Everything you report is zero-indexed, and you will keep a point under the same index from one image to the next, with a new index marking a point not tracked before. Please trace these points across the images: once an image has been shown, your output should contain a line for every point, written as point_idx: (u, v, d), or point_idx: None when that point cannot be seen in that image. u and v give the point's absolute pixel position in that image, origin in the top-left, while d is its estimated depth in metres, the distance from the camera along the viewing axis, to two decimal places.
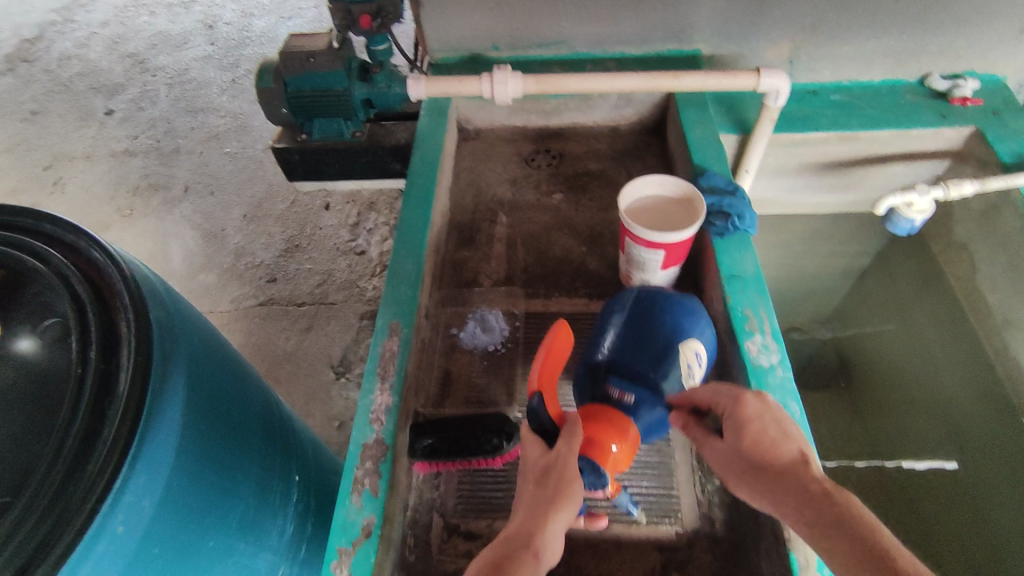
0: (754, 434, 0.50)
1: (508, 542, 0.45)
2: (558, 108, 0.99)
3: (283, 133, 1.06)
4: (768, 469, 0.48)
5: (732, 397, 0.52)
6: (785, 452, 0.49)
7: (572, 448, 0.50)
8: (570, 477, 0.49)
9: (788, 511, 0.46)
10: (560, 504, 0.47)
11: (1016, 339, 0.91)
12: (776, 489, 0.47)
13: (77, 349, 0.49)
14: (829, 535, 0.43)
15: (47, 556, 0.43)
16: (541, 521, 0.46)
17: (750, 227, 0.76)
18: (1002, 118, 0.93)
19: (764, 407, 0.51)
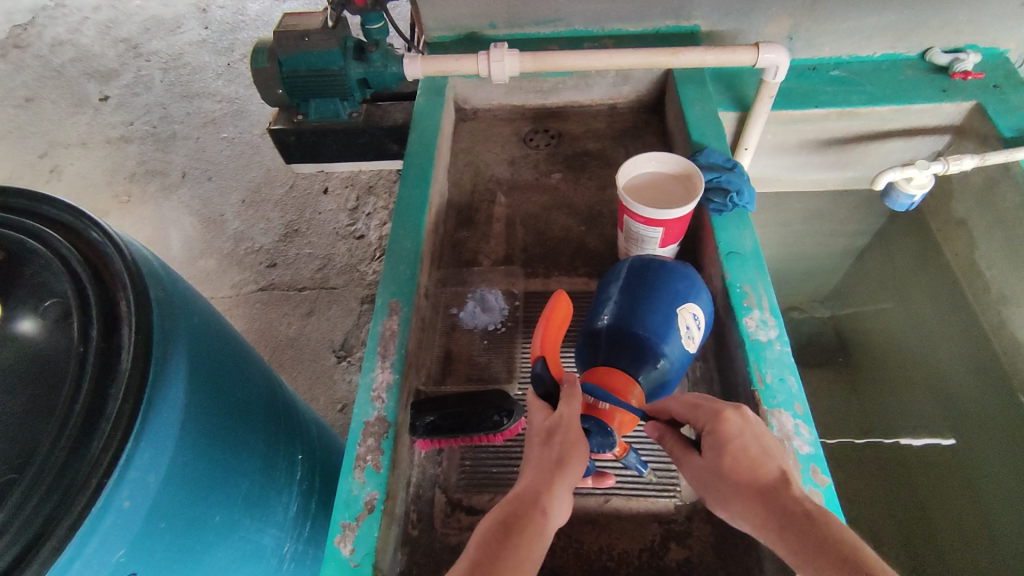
0: (733, 452, 0.50)
1: (516, 501, 0.45)
2: (556, 87, 0.98)
3: (279, 115, 1.04)
4: (749, 487, 0.48)
5: (711, 413, 0.52)
6: (765, 471, 0.48)
7: (575, 410, 0.51)
8: (573, 439, 0.49)
9: (770, 533, 0.45)
10: (567, 468, 0.48)
11: (1014, 314, 0.91)
12: (757, 508, 0.47)
13: (78, 328, 0.50)
14: (809, 554, 0.42)
15: (55, 531, 0.44)
16: (549, 485, 0.46)
17: (748, 203, 0.76)
18: (1003, 93, 0.92)
19: (744, 423, 0.51)
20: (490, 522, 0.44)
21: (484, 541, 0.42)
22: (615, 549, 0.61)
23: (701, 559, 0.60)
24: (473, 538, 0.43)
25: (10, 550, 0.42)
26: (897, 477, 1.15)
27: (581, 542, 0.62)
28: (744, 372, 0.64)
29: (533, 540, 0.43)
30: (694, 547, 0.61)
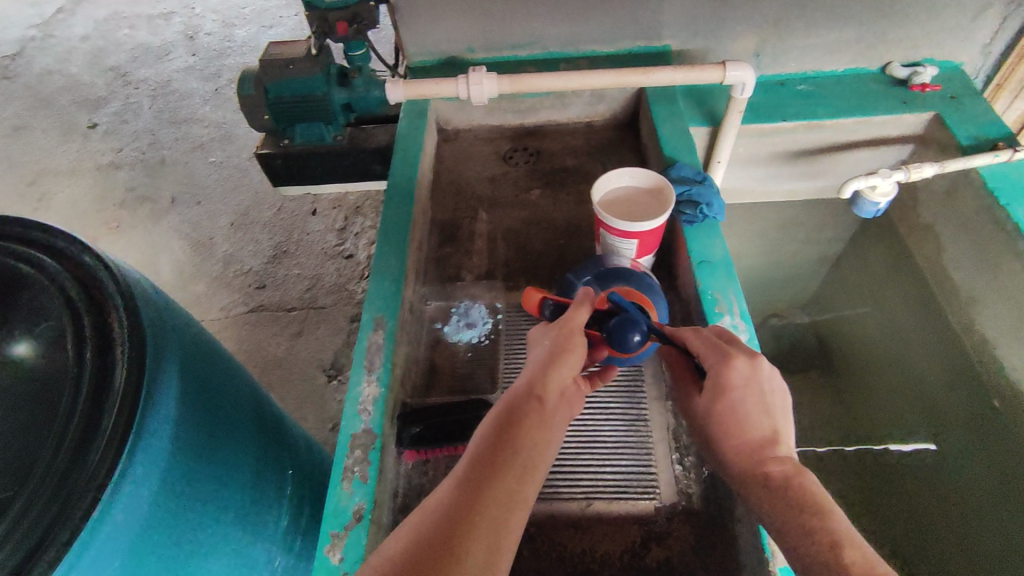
0: (736, 402, 0.55)
1: (514, 394, 0.53)
2: (534, 106, 1.02)
3: (266, 139, 1.07)
4: (736, 441, 0.55)
5: (721, 358, 0.55)
6: (760, 426, 0.54)
7: (583, 310, 0.57)
8: (571, 336, 0.56)
9: (749, 482, 0.53)
10: (561, 361, 0.55)
11: (982, 314, 0.95)
12: (746, 457, 0.54)
13: (73, 350, 0.52)
14: (784, 514, 0.50)
15: (46, 551, 0.45)
16: (542, 378, 0.54)
17: (718, 214, 0.80)
18: (960, 103, 0.96)
19: (752, 375, 0.54)
20: (492, 417, 0.52)
21: (485, 437, 0.51)
22: (597, 552, 0.63)
23: (680, 558, 0.62)
24: (477, 437, 0.52)
25: None
26: (874, 483, 1.19)
27: (564, 546, 0.64)
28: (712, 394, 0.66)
29: (532, 426, 0.51)
30: (674, 547, 0.63)
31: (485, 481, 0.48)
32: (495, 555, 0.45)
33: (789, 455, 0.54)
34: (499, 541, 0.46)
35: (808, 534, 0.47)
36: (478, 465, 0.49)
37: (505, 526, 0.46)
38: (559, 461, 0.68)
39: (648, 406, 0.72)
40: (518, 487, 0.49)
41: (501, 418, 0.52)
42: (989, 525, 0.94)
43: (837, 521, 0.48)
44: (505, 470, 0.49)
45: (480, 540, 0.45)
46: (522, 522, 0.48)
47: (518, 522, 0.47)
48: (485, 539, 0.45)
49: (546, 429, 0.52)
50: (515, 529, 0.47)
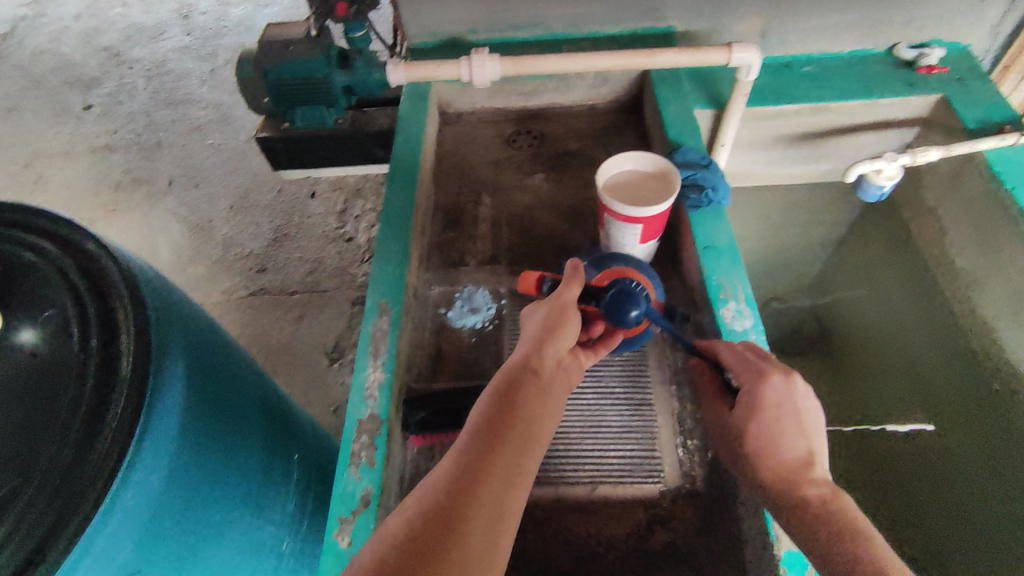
0: (770, 419, 0.57)
1: (511, 368, 0.54)
2: (536, 89, 1.01)
3: (266, 122, 1.06)
4: (774, 464, 0.56)
5: (758, 375, 0.58)
6: (796, 448, 0.56)
7: (575, 285, 0.59)
8: (565, 310, 0.58)
9: (782, 502, 0.54)
10: (556, 334, 0.56)
11: (984, 298, 0.95)
12: (779, 479, 0.56)
13: (78, 339, 0.52)
14: (822, 534, 0.51)
15: (57, 539, 0.45)
16: (538, 351, 0.55)
17: (723, 199, 0.79)
18: (966, 85, 0.96)
19: (787, 394, 0.57)
20: (490, 391, 0.53)
21: (484, 410, 0.52)
22: (602, 535, 0.64)
23: (684, 540, 0.63)
24: (475, 410, 0.52)
25: (15, 558, 0.44)
26: (873, 464, 1.19)
27: (570, 529, 0.64)
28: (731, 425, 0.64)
29: (529, 398, 0.52)
30: (678, 530, 0.64)
31: (486, 454, 0.49)
32: (499, 526, 0.46)
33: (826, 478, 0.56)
34: (502, 513, 0.47)
35: (853, 558, 0.48)
36: (480, 440, 0.49)
37: (508, 498, 0.47)
38: (564, 445, 0.69)
39: (652, 391, 0.72)
40: (518, 458, 0.49)
41: (499, 391, 0.52)
42: (986, 507, 0.96)
43: (878, 543, 0.49)
44: (505, 442, 0.50)
45: (484, 512, 0.46)
46: (523, 492, 0.48)
47: (521, 494, 0.48)
48: (489, 511, 0.46)
49: (544, 401, 0.53)
50: (515, 501, 0.48)
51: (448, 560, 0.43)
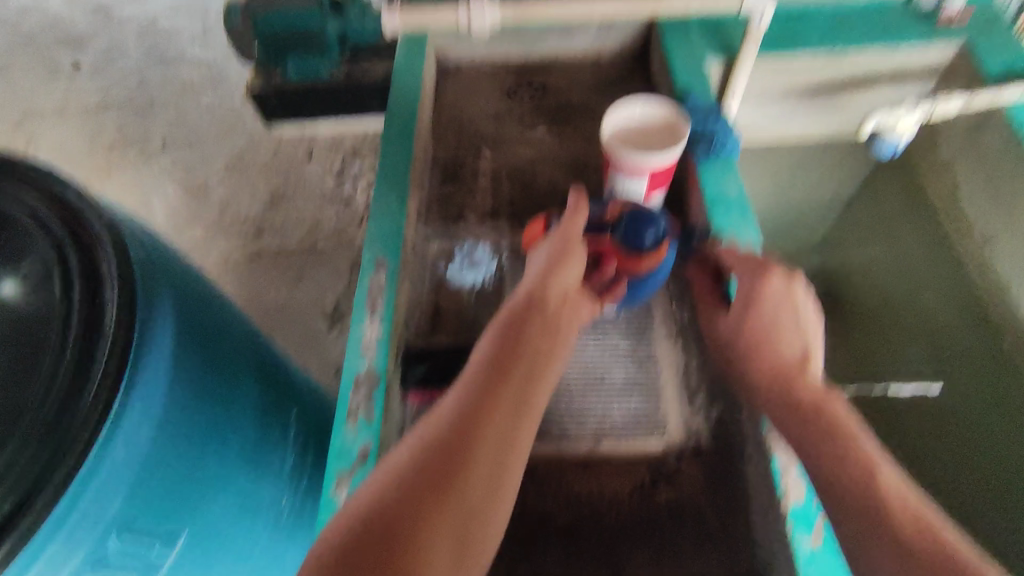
0: (770, 316, 0.62)
1: (517, 308, 0.55)
2: (539, 37, 0.96)
3: (255, 73, 1.01)
4: (770, 358, 0.62)
5: (763, 275, 0.62)
6: (789, 344, 0.62)
7: (581, 212, 0.59)
8: (573, 242, 0.58)
9: (776, 395, 0.61)
10: (560, 269, 0.57)
11: (998, 256, 0.93)
12: (775, 375, 0.61)
13: (60, 291, 0.50)
14: (815, 427, 0.58)
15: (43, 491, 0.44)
16: (542, 287, 0.56)
17: (733, 149, 0.76)
18: (989, 34, 0.91)
19: (787, 293, 0.62)
20: (497, 330, 0.54)
21: (490, 348, 0.53)
22: (606, 491, 0.63)
23: (689, 496, 0.62)
24: (481, 346, 0.54)
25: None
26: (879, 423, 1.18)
27: (573, 485, 0.63)
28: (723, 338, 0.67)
29: (533, 335, 0.54)
30: (682, 486, 0.63)
31: (491, 388, 0.50)
32: (504, 458, 0.47)
33: (817, 376, 0.62)
34: (509, 441, 0.48)
35: (843, 459, 0.55)
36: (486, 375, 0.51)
37: (514, 429, 0.49)
38: (566, 403, 0.67)
39: (656, 347, 0.70)
40: (523, 391, 0.51)
41: (503, 330, 0.54)
42: (993, 466, 0.96)
43: (865, 444, 0.55)
44: (510, 378, 0.51)
45: (491, 440, 0.47)
46: (530, 424, 0.50)
47: (527, 424, 0.50)
48: (495, 442, 0.47)
49: (547, 337, 0.55)
50: (524, 432, 0.49)
51: (460, 485, 0.44)
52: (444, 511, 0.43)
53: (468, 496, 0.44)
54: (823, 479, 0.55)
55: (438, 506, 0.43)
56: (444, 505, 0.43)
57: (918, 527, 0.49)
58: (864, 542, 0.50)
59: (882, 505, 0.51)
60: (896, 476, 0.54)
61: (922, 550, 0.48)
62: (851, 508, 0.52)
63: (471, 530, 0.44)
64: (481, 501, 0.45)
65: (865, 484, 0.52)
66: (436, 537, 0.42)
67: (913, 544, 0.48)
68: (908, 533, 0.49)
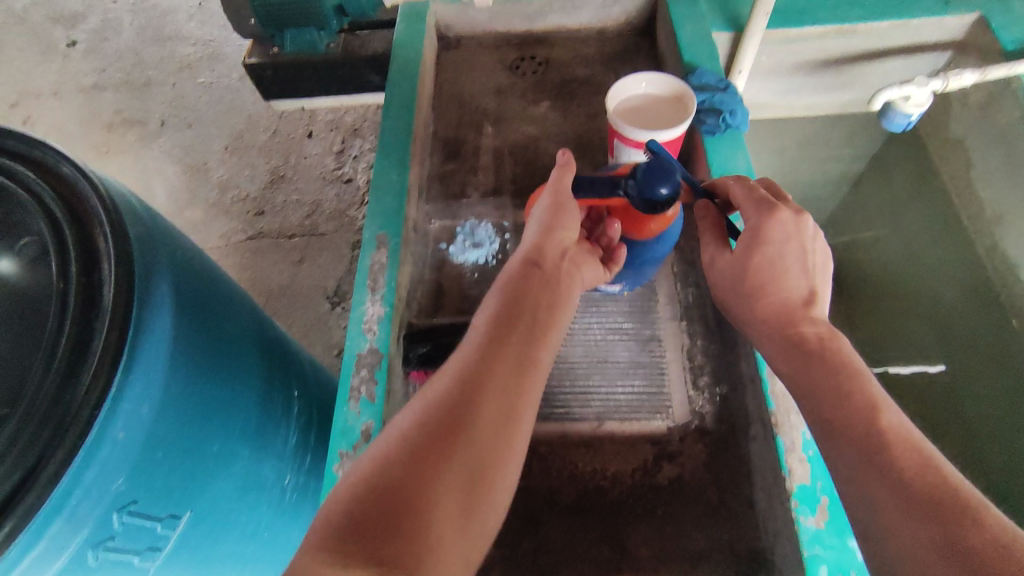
0: (771, 256, 0.55)
1: (517, 267, 0.53)
2: (542, 10, 0.94)
3: (254, 47, 0.99)
4: (771, 298, 0.56)
5: (767, 211, 0.55)
6: (793, 286, 0.56)
7: (568, 172, 0.56)
8: (563, 203, 0.56)
9: (777, 337, 0.55)
10: (557, 227, 0.55)
11: (1008, 234, 0.92)
12: (776, 317, 0.55)
13: (56, 266, 0.49)
14: (819, 372, 0.51)
15: (43, 473, 0.43)
16: (542, 246, 0.54)
17: (741, 124, 0.75)
18: (1007, 3, 0.88)
19: (795, 231, 0.55)
20: (498, 290, 0.52)
21: (492, 309, 0.50)
22: (609, 470, 0.62)
23: (692, 476, 0.62)
24: (486, 307, 0.51)
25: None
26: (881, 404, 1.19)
27: (576, 464, 0.63)
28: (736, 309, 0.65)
29: (537, 291, 0.51)
30: (686, 465, 0.62)
31: (497, 345, 0.48)
32: (510, 415, 0.45)
33: (822, 318, 0.55)
34: (517, 396, 0.46)
35: (842, 398, 0.49)
36: (491, 333, 0.48)
37: (521, 384, 0.46)
38: (570, 382, 0.67)
39: (662, 326, 0.70)
40: (530, 347, 0.49)
41: (506, 289, 0.51)
42: (999, 444, 0.96)
43: (871, 385, 0.49)
44: (513, 336, 0.48)
45: (496, 396, 0.45)
46: (538, 379, 0.48)
47: (536, 380, 0.47)
48: (501, 398, 0.45)
49: (554, 293, 0.52)
50: (531, 386, 0.47)
51: (464, 442, 0.42)
52: (446, 468, 0.41)
53: (473, 454, 0.42)
54: (819, 420, 0.49)
55: (440, 466, 0.41)
56: (447, 464, 0.41)
57: (921, 466, 0.43)
58: (857, 481, 0.45)
59: (881, 441, 0.45)
60: (903, 418, 0.47)
61: (921, 488, 0.42)
62: (846, 446, 0.47)
63: (479, 489, 0.42)
64: (488, 458, 0.43)
65: (866, 422, 0.47)
66: (439, 497, 0.40)
67: (913, 482, 0.42)
68: (908, 469, 0.43)
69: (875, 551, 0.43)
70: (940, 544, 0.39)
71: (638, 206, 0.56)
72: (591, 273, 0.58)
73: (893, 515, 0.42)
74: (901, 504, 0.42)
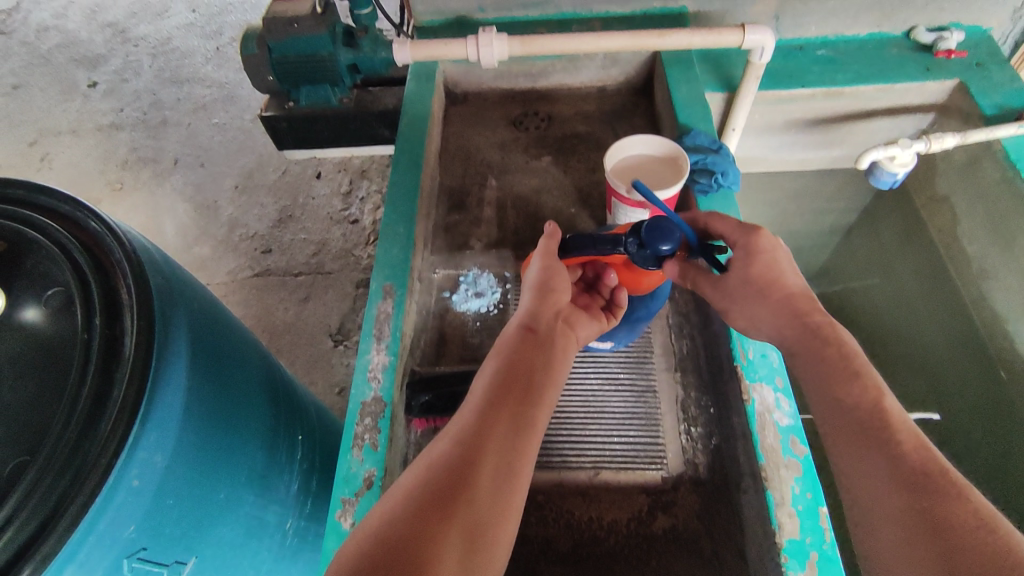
0: (768, 264, 0.57)
1: (514, 333, 0.56)
2: (545, 70, 0.99)
3: (270, 101, 1.05)
4: (774, 297, 0.57)
5: (751, 230, 0.59)
6: (791, 284, 0.58)
7: (551, 239, 0.60)
8: (552, 265, 0.59)
9: (784, 324, 0.57)
10: (549, 291, 0.58)
11: (994, 289, 0.94)
12: (784, 310, 0.57)
13: (81, 317, 0.51)
14: (826, 353, 0.54)
15: (57, 524, 0.45)
16: (535, 311, 0.57)
17: (733, 184, 0.79)
18: (986, 70, 0.93)
19: (777, 243, 0.59)
20: (494, 356, 0.55)
21: (491, 373, 0.53)
22: (605, 519, 0.64)
23: (687, 526, 0.63)
24: (484, 372, 0.54)
25: (15, 541, 0.44)
26: None
27: (572, 513, 0.65)
28: (727, 348, 0.68)
29: (532, 356, 0.54)
30: (680, 515, 0.64)
31: (493, 408, 0.50)
32: (507, 477, 0.46)
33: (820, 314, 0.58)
34: (514, 456, 0.48)
35: (848, 379, 0.52)
36: (489, 396, 0.51)
37: (517, 445, 0.49)
38: (568, 432, 0.68)
39: (657, 377, 0.72)
40: (526, 410, 0.51)
41: (502, 354, 0.54)
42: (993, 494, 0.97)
43: (873, 371, 0.52)
44: (509, 401, 0.51)
45: (494, 457, 0.47)
46: (534, 440, 0.50)
47: (531, 441, 0.49)
48: (498, 458, 0.47)
49: (549, 357, 0.55)
50: (526, 447, 0.49)
51: (464, 501, 0.44)
52: (448, 527, 0.42)
53: (472, 514, 0.44)
54: (827, 399, 0.52)
55: (442, 524, 0.42)
56: (448, 523, 0.43)
57: (914, 444, 0.47)
58: (854, 451, 0.49)
59: (883, 421, 0.49)
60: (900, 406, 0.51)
61: (916, 464, 0.46)
62: (850, 421, 0.50)
63: (478, 547, 0.42)
64: (486, 520, 0.44)
65: (872, 404, 0.50)
66: (442, 552, 0.41)
67: (910, 459, 0.46)
68: (905, 446, 0.47)
69: (861, 514, 0.47)
70: (923, 510, 0.43)
71: (641, 262, 0.56)
72: (586, 331, 0.60)
73: (888, 487, 0.46)
74: (894, 473, 0.46)
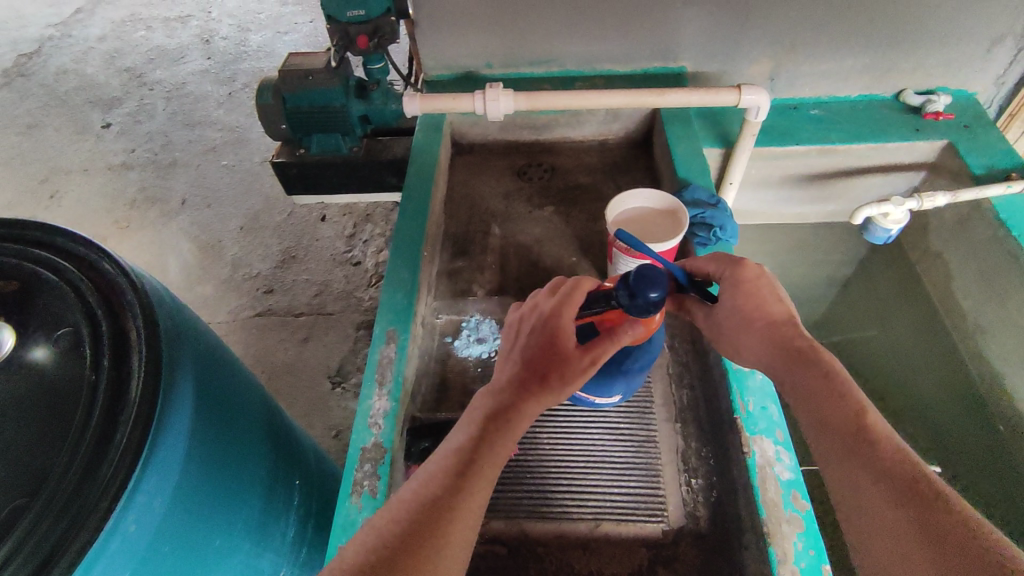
0: (755, 294, 0.59)
1: (504, 392, 0.50)
2: (549, 123, 1.02)
3: (282, 149, 1.08)
4: (764, 330, 0.58)
5: (733, 262, 0.61)
6: (773, 310, 0.58)
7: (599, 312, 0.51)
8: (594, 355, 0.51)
9: (765, 349, 0.57)
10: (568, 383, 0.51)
11: (991, 343, 0.95)
12: (770, 338, 0.57)
13: (90, 356, 0.52)
14: (807, 371, 0.54)
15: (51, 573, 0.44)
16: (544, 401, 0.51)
17: (730, 237, 0.81)
18: (973, 132, 0.97)
19: (761, 271, 0.60)
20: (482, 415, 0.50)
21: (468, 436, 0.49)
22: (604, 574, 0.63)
23: None
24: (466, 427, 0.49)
25: None
26: None
27: (572, 566, 0.64)
28: (727, 400, 0.69)
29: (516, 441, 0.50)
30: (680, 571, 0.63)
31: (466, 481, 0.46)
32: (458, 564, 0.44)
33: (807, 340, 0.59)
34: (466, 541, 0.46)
35: (832, 397, 0.52)
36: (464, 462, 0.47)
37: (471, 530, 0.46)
38: (567, 482, 0.68)
39: (657, 427, 0.72)
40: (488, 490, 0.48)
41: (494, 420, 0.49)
42: None
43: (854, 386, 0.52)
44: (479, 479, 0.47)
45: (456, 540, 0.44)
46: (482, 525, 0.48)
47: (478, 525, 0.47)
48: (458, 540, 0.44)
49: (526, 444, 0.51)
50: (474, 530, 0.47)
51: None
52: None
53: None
54: (814, 420, 0.52)
55: None
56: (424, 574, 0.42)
57: (901, 454, 0.47)
58: (845, 471, 0.48)
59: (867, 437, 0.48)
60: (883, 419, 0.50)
61: (904, 477, 0.45)
62: (835, 436, 0.50)
63: None
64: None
65: (855, 419, 0.50)
66: None
67: (895, 472, 0.46)
68: (891, 459, 0.47)
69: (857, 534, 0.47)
70: (912, 521, 0.43)
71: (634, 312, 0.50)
72: None
73: (879, 505, 0.45)
74: (886, 493, 0.45)
